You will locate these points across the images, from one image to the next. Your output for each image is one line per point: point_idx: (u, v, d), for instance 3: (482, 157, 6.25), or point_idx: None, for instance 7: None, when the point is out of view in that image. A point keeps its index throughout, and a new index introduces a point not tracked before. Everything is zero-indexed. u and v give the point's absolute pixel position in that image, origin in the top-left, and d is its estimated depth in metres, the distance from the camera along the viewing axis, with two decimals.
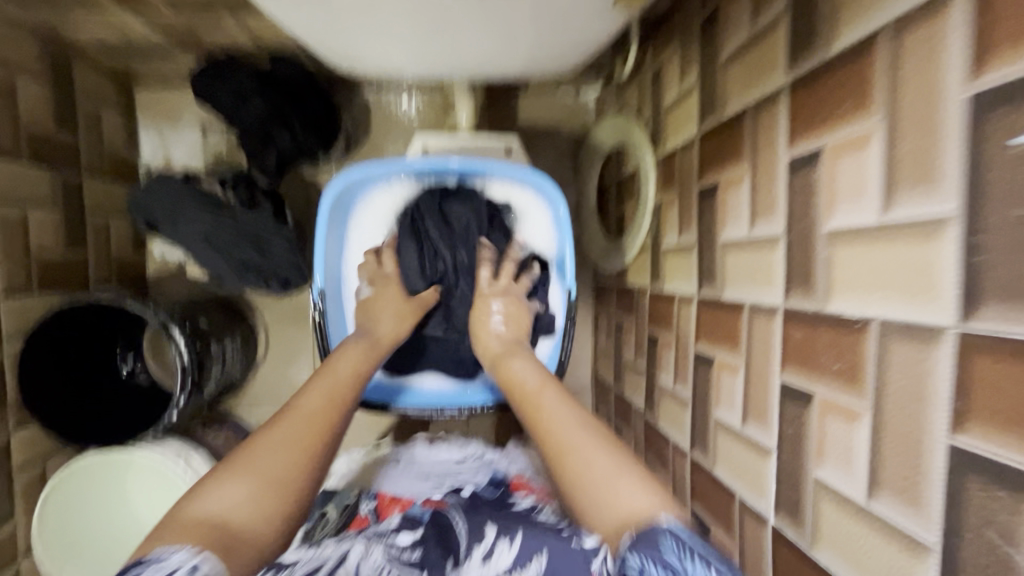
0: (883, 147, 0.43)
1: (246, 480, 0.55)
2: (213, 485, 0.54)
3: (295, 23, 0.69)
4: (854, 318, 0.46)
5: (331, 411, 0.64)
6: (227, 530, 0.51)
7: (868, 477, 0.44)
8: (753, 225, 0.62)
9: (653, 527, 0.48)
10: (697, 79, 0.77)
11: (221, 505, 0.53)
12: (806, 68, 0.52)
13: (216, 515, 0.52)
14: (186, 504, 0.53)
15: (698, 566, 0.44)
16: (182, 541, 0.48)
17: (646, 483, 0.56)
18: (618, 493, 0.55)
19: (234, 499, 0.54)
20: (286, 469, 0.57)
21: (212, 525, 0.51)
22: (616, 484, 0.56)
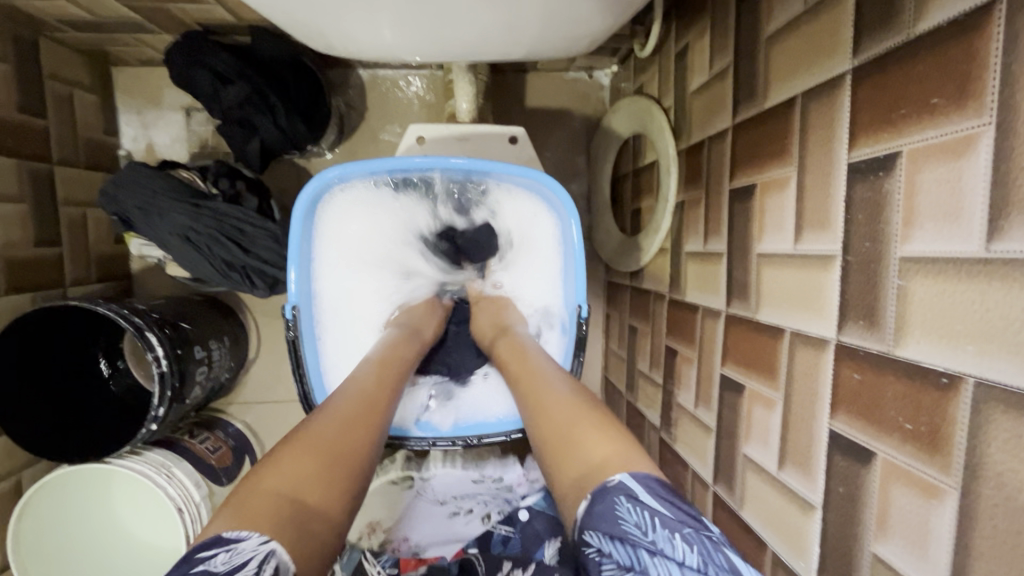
0: (991, 159, 0.33)
1: (314, 453, 0.46)
2: (278, 459, 0.45)
3: (267, 4, 0.60)
4: (937, 371, 0.37)
5: (381, 394, 0.58)
6: (304, 506, 0.42)
7: (951, 571, 0.36)
8: (799, 238, 0.53)
9: (607, 483, 0.43)
10: (731, 62, 0.66)
11: (290, 479, 0.43)
12: (878, 52, 0.42)
13: (289, 491, 0.42)
14: (256, 476, 0.43)
15: (662, 532, 0.38)
16: (256, 518, 0.39)
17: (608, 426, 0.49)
18: (577, 441, 0.48)
19: (305, 472, 0.44)
20: (352, 446, 0.49)
21: (289, 498, 0.41)
22: (579, 442, 0.48)
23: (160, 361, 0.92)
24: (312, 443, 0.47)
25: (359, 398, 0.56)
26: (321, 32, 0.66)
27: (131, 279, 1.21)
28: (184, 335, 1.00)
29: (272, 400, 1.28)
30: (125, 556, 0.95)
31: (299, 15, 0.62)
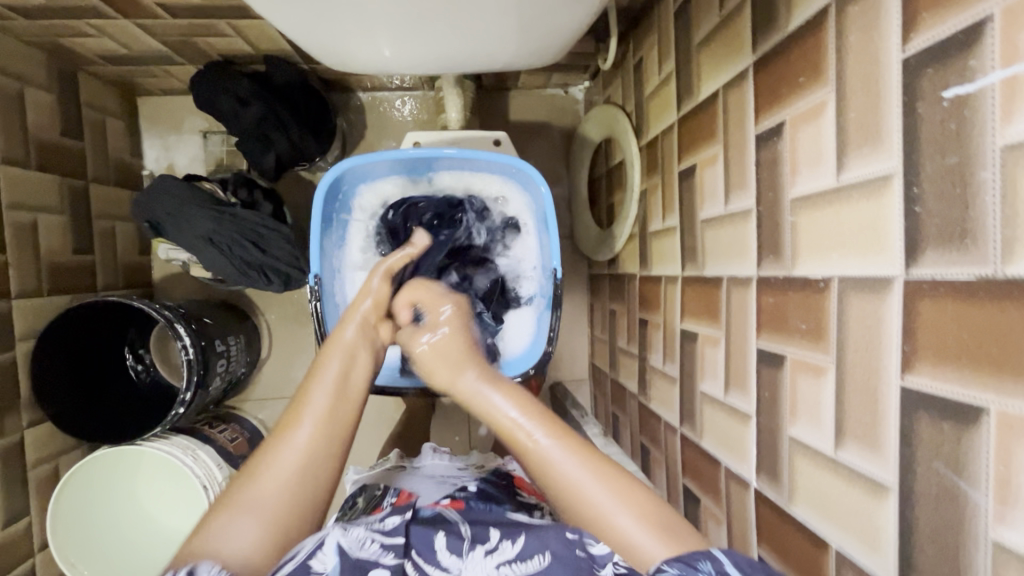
0: (834, 114, 0.46)
1: (251, 513, 0.53)
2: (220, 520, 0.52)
3: (289, 29, 0.73)
4: (817, 278, 0.48)
5: (342, 414, 0.62)
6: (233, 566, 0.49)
7: (835, 427, 0.46)
8: (728, 200, 0.65)
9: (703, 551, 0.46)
10: (674, 67, 0.80)
11: (229, 540, 0.51)
12: (767, 47, 0.55)
13: (228, 554, 0.50)
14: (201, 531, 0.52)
15: None
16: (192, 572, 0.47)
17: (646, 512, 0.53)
18: (611, 525, 0.53)
19: (246, 540, 0.51)
20: (294, 500, 0.55)
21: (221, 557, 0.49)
22: (616, 513, 0.53)
23: (188, 349, 1.02)
24: (252, 506, 0.53)
25: (314, 439, 0.59)
26: (332, 51, 0.79)
27: (153, 287, 1.32)
28: (206, 330, 1.11)
29: (283, 396, 1.37)
30: (148, 539, 1.02)
31: (314, 38, 0.75)
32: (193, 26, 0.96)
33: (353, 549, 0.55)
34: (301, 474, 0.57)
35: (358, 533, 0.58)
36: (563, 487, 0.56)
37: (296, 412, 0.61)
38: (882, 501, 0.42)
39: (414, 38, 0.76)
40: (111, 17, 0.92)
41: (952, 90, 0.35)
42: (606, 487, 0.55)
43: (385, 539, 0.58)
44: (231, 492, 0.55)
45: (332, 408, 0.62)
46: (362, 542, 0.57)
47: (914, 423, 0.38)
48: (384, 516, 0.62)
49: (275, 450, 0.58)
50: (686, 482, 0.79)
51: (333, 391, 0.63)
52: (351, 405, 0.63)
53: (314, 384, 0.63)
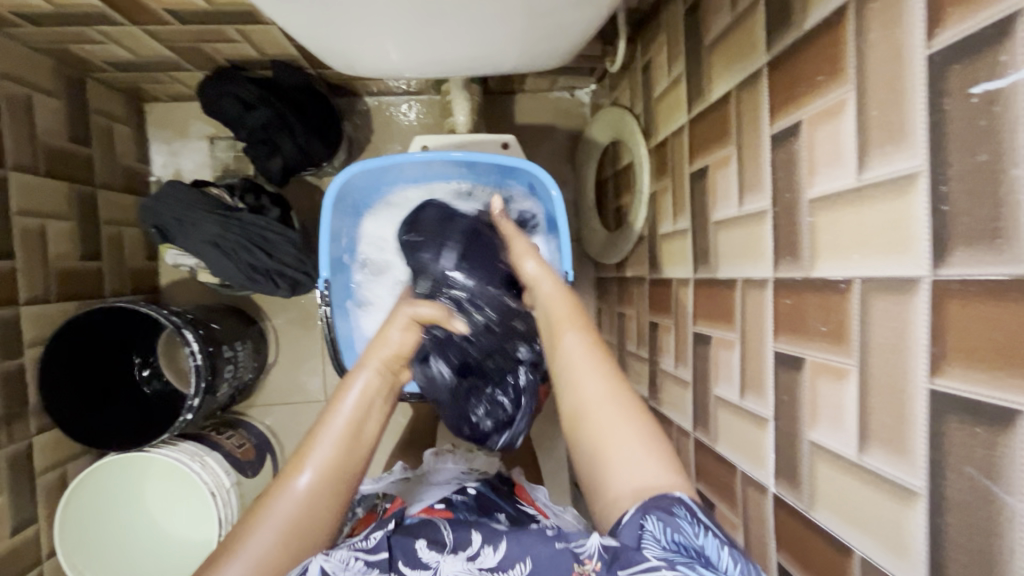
0: (854, 112, 0.45)
1: (256, 550, 0.52)
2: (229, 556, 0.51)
3: (298, 33, 0.73)
4: (838, 279, 0.48)
5: (354, 451, 0.59)
6: None
7: (858, 432, 0.45)
8: (742, 201, 0.64)
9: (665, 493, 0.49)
10: (684, 68, 0.79)
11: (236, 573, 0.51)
12: (783, 47, 0.55)
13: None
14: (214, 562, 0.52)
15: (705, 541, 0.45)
16: None
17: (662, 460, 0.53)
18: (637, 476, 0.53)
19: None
20: (295, 540, 0.54)
21: None
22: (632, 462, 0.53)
23: (195, 355, 1.02)
24: (257, 542, 0.52)
25: (323, 479, 0.56)
26: (341, 55, 0.79)
27: (160, 293, 1.32)
28: (213, 335, 1.11)
29: (290, 401, 1.36)
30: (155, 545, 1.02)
31: (323, 41, 0.75)
32: (201, 32, 0.97)
33: (337, 570, 0.49)
34: (307, 512, 0.55)
35: (340, 554, 0.51)
36: (597, 442, 0.56)
37: (299, 458, 0.57)
38: (910, 507, 0.41)
39: (424, 42, 0.76)
40: (120, 23, 0.92)
41: (981, 86, 0.34)
42: (636, 441, 0.55)
43: (370, 556, 0.52)
44: (225, 544, 0.53)
45: (338, 458, 0.58)
46: (346, 562, 0.50)
47: (944, 427, 0.37)
48: (366, 534, 0.57)
49: (276, 496, 0.55)
50: (700, 488, 0.78)
51: (340, 439, 0.58)
52: (357, 449, 0.59)
53: (325, 424, 0.59)
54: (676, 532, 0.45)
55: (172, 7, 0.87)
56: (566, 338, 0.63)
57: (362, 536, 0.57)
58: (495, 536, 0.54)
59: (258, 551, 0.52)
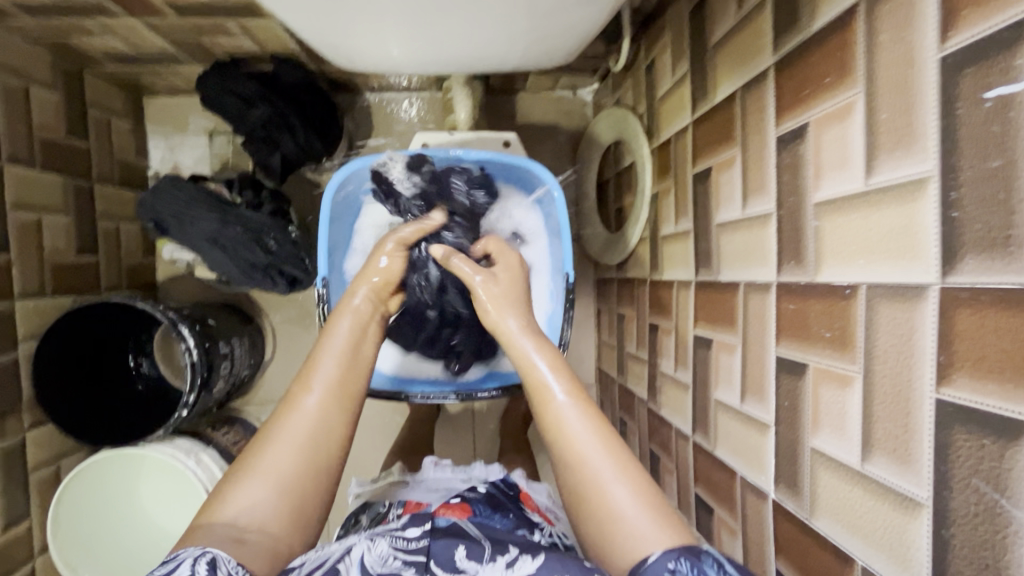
0: (863, 116, 0.44)
1: (263, 480, 0.52)
2: (233, 488, 0.51)
3: (300, 28, 0.72)
4: (843, 285, 0.47)
5: (353, 376, 0.61)
6: (242, 543, 0.48)
7: (862, 440, 0.45)
8: (746, 204, 0.63)
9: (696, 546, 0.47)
10: (688, 68, 0.79)
11: (244, 509, 0.50)
12: (790, 48, 0.54)
13: (242, 524, 0.50)
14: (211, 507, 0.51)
15: None
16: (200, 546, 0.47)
17: (645, 490, 0.53)
18: (620, 514, 0.51)
19: (259, 509, 0.51)
20: (304, 468, 0.54)
21: (230, 526, 0.49)
22: (612, 482, 0.53)
23: (191, 352, 1.01)
24: (264, 471, 0.52)
25: (324, 404, 0.57)
26: (342, 49, 0.78)
27: (157, 288, 1.31)
28: (210, 331, 1.10)
29: None
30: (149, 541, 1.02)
31: (324, 36, 0.74)
32: (201, 25, 0.95)
33: (375, 566, 0.52)
34: (312, 439, 0.55)
35: (381, 550, 0.54)
36: (573, 460, 0.55)
37: (304, 379, 0.59)
38: (914, 518, 0.40)
39: (426, 39, 0.75)
40: (119, 16, 0.91)
41: (995, 91, 0.34)
42: (614, 462, 0.54)
43: (408, 556, 0.54)
44: (238, 470, 0.53)
45: (341, 376, 0.60)
46: (384, 558, 0.53)
47: (951, 438, 0.37)
48: (406, 526, 0.58)
49: (287, 418, 0.56)
50: (698, 491, 0.77)
51: (341, 359, 0.61)
52: (358, 366, 0.62)
53: (323, 346, 0.62)
54: None
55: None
56: (553, 398, 0.59)
57: (403, 528, 0.58)
58: (534, 549, 0.55)
59: (279, 467, 0.53)
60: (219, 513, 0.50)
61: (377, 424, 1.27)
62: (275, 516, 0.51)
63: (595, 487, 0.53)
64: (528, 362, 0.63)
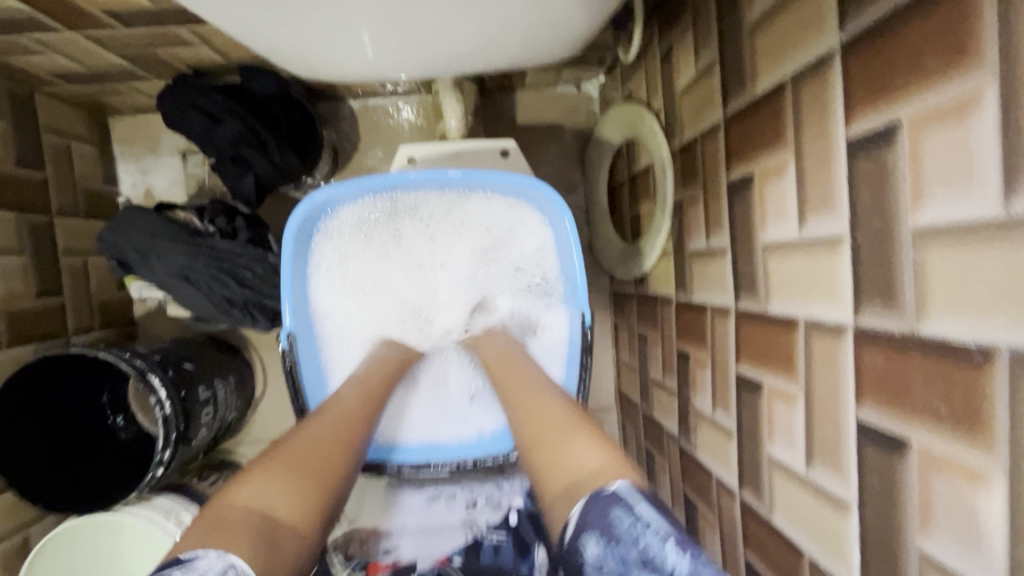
0: (996, 113, 0.31)
1: (282, 474, 0.56)
2: (250, 480, 0.54)
3: (251, 39, 0.60)
4: (967, 345, 0.34)
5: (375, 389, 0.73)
6: (274, 518, 0.53)
7: (1009, 562, 0.32)
8: (804, 222, 0.51)
9: (605, 493, 0.46)
10: (716, 56, 0.66)
11: (262, 496, 0.54)
12: (868, 22, 0.41)
13: (257, 507, 0.52)
14: (227, 493, 0.53)
15: (658, 540, 0.41)
16: (218, 532, 0.48)
17: (602, 446, 0.53)
18: (568, 453, 0.54)
19: (275, 493, 0.54)
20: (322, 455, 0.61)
21: (260, 513, 0.52)
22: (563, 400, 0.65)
23: (164, 405, 0.90)
24: (284, 457, 0.58)
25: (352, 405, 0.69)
26: (305, 58, 0.66)
27: (136, 325, 1.21)
28: (188, 376, 1.00)
29: (281, 436, 1.25)
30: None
31: (281, 44, 0.62)
32: (152, 36, 0.84)
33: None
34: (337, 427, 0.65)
35: None
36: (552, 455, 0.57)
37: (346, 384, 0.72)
38: None
39: (403, 43, 0.63)
40: (56, 30, 0.80)
41: None
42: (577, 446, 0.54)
43: None
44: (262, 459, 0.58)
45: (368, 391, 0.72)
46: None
47: None
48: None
49: (320, 414, 0.66)
50: (750, 559, 0.65)
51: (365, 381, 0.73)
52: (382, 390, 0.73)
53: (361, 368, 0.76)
54: (618, 544, 0.41)
55: (110, 7, 0.75)
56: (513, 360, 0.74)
57: None
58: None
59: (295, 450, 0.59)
60: (234, 494, 0.53)
61: None
62: (287, 500, 0.55)
63: (533, 416, 0.63)
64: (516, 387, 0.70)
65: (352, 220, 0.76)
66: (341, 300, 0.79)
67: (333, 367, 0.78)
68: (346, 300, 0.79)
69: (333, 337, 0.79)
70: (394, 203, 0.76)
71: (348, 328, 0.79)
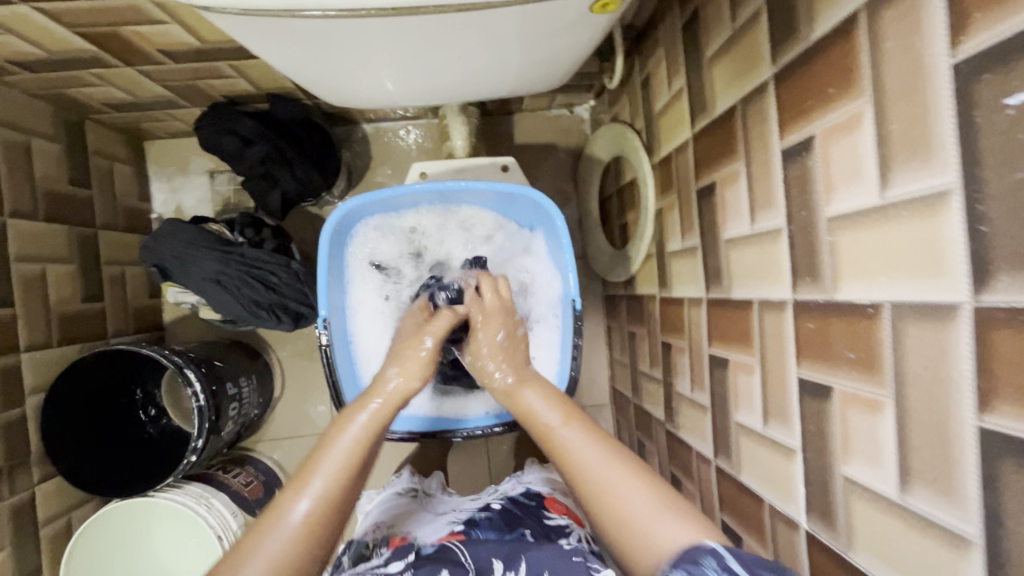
0: (873, 126, 0.42)
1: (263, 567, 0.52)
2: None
3: (291, 73, 0.71)
4: (865, 303, 0.44)
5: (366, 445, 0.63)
6: None
7: (899, 469, 0.42)
8: (755, 218, 0.61)
9: (698, 546, 0.49)
10: (685, 82, 0.77)
11: None
12: (791, 58, 0.52)
13: None
14: None
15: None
16: None
17: (687, 519, 0.53)
18: (652, 529, 0.52)
19: None
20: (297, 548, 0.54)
21: None
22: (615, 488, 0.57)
23: (198, 397, 1.00)
24: (257, 559, 0.52)
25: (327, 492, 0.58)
26: (333, 88, 0.77)
27: (164, 330, 1.30)
28: (217, 373, 1.09)
29: (297, 434, 1.34)
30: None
31: (316, 77, 0.73)
32: (195, 69, 0.96)
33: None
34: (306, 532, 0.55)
35: None
36: (617, 517, 0.55)
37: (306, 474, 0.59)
38: (964, 556, 0.37)
39: (418, 75, 0.74)
40: (114, 65, 0.92)
41: (1015, 98, 0.32)
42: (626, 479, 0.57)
43: None
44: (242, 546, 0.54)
45: (341, 486, 0.59)
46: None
47: (999, 470, 0.34)
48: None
49: (312, 458, 0.61)
50: (726, 518, 0.73)
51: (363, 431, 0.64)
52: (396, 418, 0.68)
53: (339, 431, 0.64)
54: None
55: (163, 46, 0.87)
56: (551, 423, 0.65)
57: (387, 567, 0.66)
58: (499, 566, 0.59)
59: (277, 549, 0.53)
60: None
61: (389, 457, 1.24)
62: None
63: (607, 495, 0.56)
64: (531, 409, 0.68)
65: (375, 223, 0.86)
66: (365, 295, 0.89)
67: (362, 361, 0.86)
68: (371, 296, 0.88)
69: (358, 330, 0.88)
70: (411, 208, 0.86)
71: (373, 325, 0.88)
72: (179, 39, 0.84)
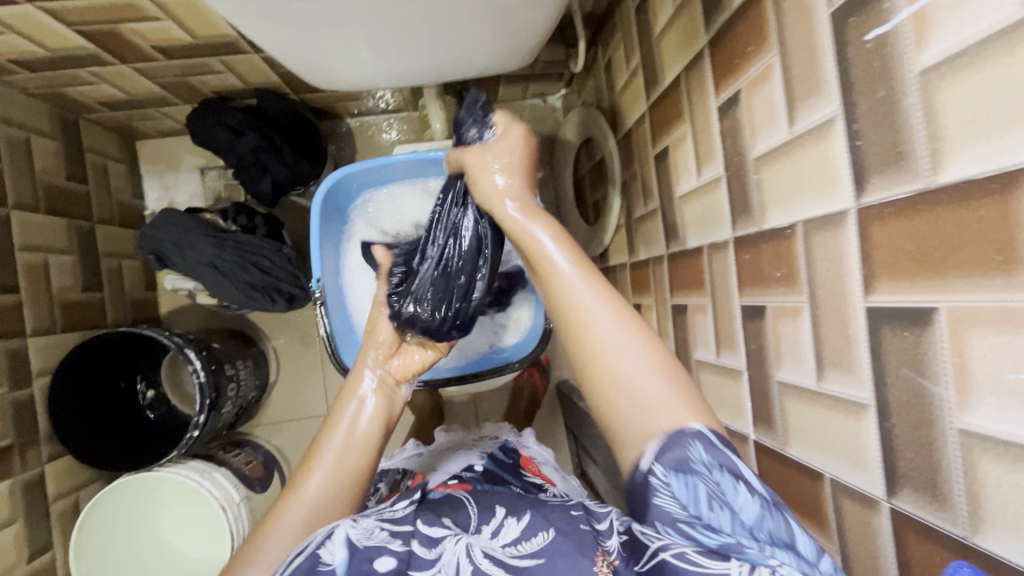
0: (780, 73, 0.50)
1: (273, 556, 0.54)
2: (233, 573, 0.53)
3: (280, 54, 0.78)
4: (784, 226, 0.52)
5: (374, 438, 0.63)
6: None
7: (816, 362, 0.49)
8: (700, 172, 0.69)
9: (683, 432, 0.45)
10: (640, 60, 0.85)
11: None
12: (719, 26, 0.60)
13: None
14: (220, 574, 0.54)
15: (728, 484, 0.42)
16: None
17: (670, 379, 0.48)
18: (633, 387, 0.48)
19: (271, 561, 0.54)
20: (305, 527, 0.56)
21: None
22: (641, 378, 0.48)
23: (199, 373, 1.05)
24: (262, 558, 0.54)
25: (325, 488, 0.58)
26: (319, 70, 0.84)
27: (161, 321, 1.35)
28: (216, 355, 1.15)
29: (294, 417, 1.39)
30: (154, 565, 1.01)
31: (303, 59, 0.80)
32: (187, 65, 1.02)
33: (361, 540, 0.50)
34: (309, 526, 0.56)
35: (366, 523, 0.52)
36: (611, 380, 0.49)
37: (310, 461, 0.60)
38: (862, 419, 0.44)
39: (396, 54, 0.81)
40: (110, 63, 0.98)
41: (872, 32, 0.39)
42: (641, 355, 0.49)
43: (394, 527, 0.52)
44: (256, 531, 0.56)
45: (347, 462, 0.60)
46: (369, 531, 0.51)
47: (880, 336, 0.41)
48: (393, 501, 0.59)
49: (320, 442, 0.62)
50: None
51: (360, 422, 0.64)
52: (393, 415, 0.67)
53: (341, 416, 0.64)
54: (687, 475, 0.43)
55: (157, 43, 0.93)
56: (556, 266, 0.54)
57: (390, 505, 0.58)
58: (520, 510, 0.57)
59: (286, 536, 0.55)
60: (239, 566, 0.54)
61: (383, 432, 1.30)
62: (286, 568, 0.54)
63: (613, 368, 0.49)
64: (535, 244, 0.56)
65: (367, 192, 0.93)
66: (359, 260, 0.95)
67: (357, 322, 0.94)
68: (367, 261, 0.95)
69: (355, 299, 0.94)
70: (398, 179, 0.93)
71: (366, 290, 0.94)
72: (173, 35, 0.91)
